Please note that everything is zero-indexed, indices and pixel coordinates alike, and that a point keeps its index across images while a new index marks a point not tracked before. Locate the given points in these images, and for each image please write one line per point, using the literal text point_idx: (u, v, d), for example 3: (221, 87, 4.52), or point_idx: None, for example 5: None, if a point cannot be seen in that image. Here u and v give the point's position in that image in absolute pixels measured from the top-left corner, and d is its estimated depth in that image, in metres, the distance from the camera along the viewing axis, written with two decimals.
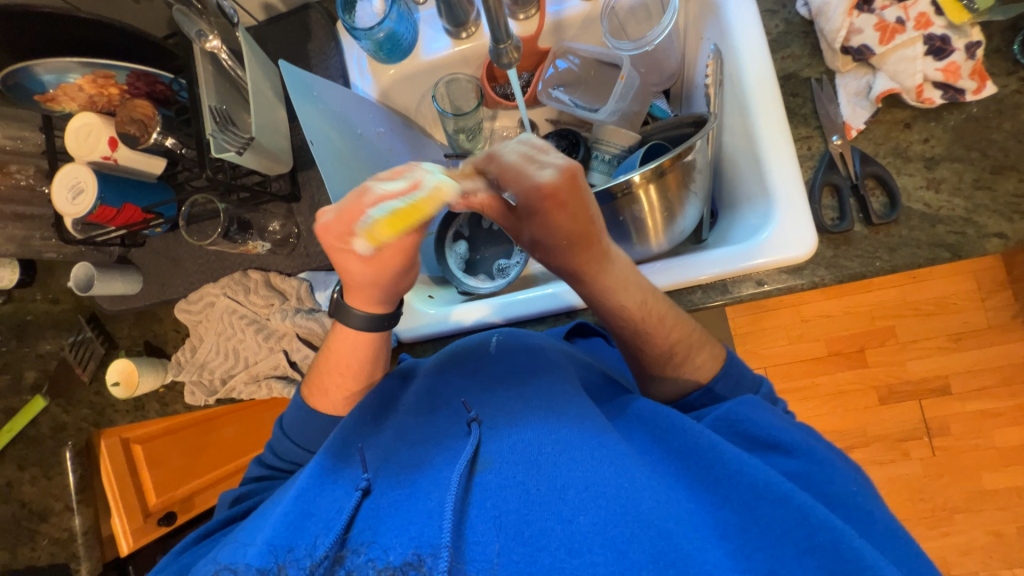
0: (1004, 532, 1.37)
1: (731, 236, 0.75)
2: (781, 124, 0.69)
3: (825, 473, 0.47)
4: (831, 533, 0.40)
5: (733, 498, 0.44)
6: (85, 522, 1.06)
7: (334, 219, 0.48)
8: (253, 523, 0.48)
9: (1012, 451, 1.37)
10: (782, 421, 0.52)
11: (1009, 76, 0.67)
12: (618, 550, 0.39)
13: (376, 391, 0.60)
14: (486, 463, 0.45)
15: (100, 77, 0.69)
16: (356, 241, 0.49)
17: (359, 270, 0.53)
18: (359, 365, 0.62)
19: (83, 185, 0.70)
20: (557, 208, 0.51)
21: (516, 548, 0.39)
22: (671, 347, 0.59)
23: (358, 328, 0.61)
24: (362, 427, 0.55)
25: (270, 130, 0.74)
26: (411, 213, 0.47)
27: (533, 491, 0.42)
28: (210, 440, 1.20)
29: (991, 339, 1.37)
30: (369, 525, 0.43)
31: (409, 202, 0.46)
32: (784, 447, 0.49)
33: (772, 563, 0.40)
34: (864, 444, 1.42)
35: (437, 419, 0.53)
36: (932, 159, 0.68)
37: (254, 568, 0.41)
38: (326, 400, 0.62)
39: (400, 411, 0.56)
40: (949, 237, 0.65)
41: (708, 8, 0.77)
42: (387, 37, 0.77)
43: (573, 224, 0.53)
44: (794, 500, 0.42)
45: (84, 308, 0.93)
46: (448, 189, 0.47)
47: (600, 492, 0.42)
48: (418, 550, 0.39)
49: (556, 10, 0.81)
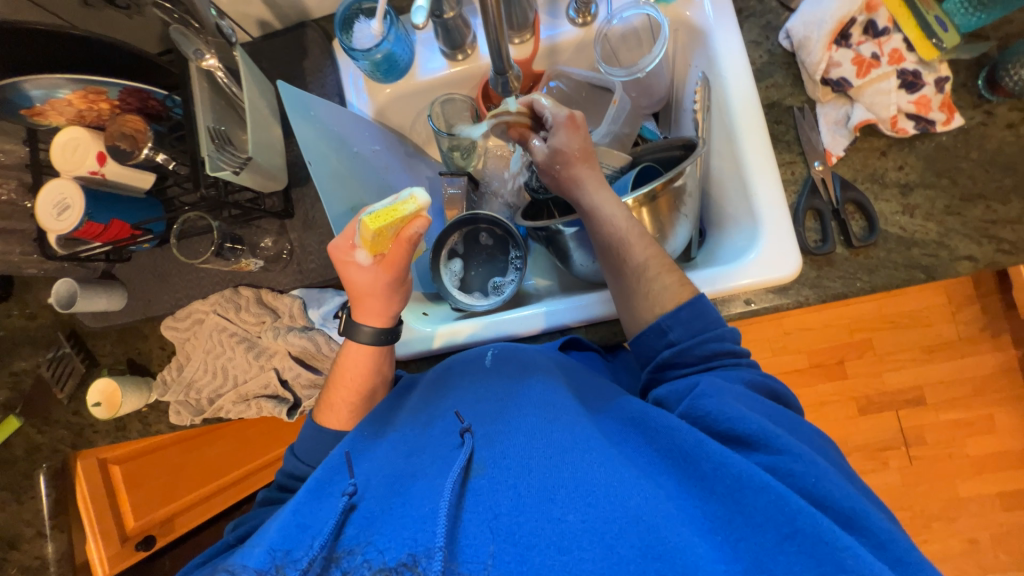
0: (978, 538, 1.42)
1: (718, 256, 0.78)
2: (765, 150, 0.72)
3: (811, 465, 0.46)
4: (813, 518, 0.40)
5: (720, 491, 0.45)
6: (60, 548, 0.98)
7: (342, 238, 0.64)
8: (248, 544, 0.49)
9: (984, 459, 1.43)
10: (749, 409, 0.52)
11: (974, 109, 0.72)
12: (608, 545, 0.40)
13: (376, 408, 0.66)
14: (480, 468, 0.47)
15: (92, 92, 0.68)
16: (357, 252, 0.64)
17: (360, 278, 0.65)
18: (359, 376, 0.69)
19: (70, 200, 0.68)
20: (574, 129, 0.69)
21: (507, 548, 0.40)
22: (645, 262, 0.65)
23: (364, 342, 0.69)
24: (362, 440, 0.59)
25: (266, 148, 0.73)
26: (393, 214, 0.59)
27: (524, 493, 0.44)
28: (188, 459, 1.17)
29: (961, 351, 1.43)
30: (366, 532, 0.44)
31: (390, 204, 0.59)
32: (764, 443, 0.48)
33: (761, 555, 0.40)
34: (845, 453, 1.46)
35: (433, 432, 0.56)
36: (907, 186, 0.71)
37: (253, 570, 0.43)
38: (333, 413, 0.69)
39: (401, 426, 0.60)
40: (924, 259, 0.69)
41: (696, 36, 0.80)
42: (385, 58, 0.77)
43: (580, 141, 0.69)
44: (777, 489, 0.42)
45: (64, 324, 0.90)
46: (421, 195, 0.59)
47: (589, 492, 0.44)
48: (412, 551, 0.40)
49: (550, 34, 0.83)
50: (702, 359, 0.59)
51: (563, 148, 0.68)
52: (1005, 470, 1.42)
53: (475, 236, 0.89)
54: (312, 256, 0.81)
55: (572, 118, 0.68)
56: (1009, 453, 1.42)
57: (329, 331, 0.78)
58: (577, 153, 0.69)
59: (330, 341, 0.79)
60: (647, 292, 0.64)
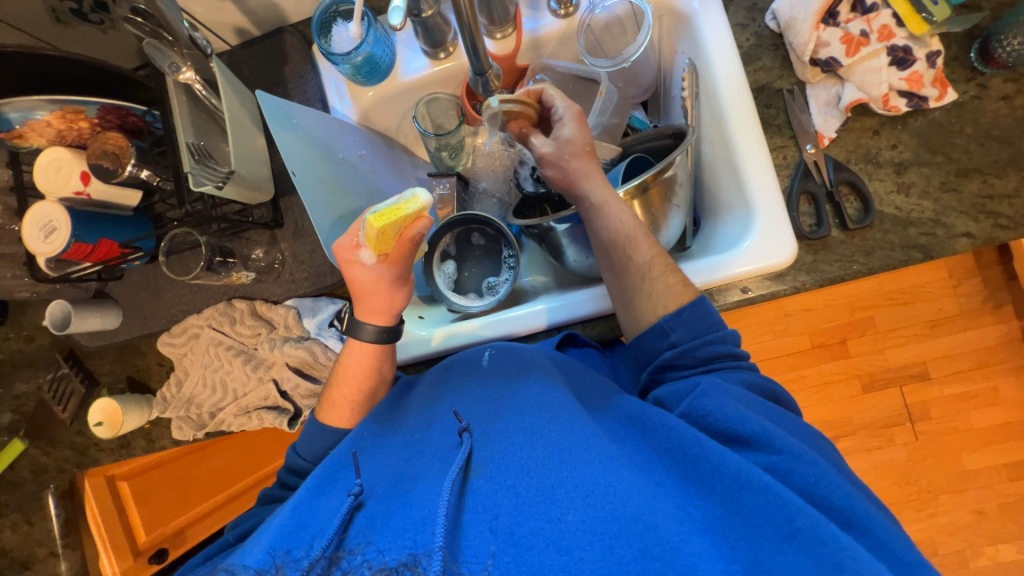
0: (985, 509, 1.42)
1: (713, 245, 0.77)
2: (756, 135, 0.71)
3: (808, 465, 0.46)
4: (810, 520, 0.41)
5: (718, 490, 0.45)
6: (73, 565, 1.03)
7: (347, 237, 0.64)
8: (248, 543, 0.49)
9: (990, 431, 1.43)
10: (747, 408, 0.52)
11: (968, 82, 0.70)
12: (607, 546, 0.40)
13: (382, 402, 0.66)
14: (479, 468, 0.47)
15: (70, 112, 0.67)
16: (362, 252, 0.64)
17: (364, 278, 0.65)
18: (360, 376, 0.68)
19: (56, 222, 0.68)
20: (581, 123, 0.70)
21: (507, 549, 0.40)
22: (650, 261, 0.65)
23: (368, 340, 0.68)
24: (362, 441, 0.59)
25: (250, 159, 0.72)
26: (397, 212, 0.58)
27: (523, 493, 0.44)
28: (196, 471, 1.17)
29: (964, 325, 1.43)
30: (366, 534, 0.44)
31: (394, 202, 0.59)
32: (761, 440, 0.48)
33: (758, 554, 0.40)
34: (850, 432, 1.47)
35: (432, 432, 0.56)
36: (902, 164, 0.70)
37: (254, 570, 0.42)
38: (336, 410, 0.69)
39: (401, 427, 0.60)
40: (921, 239, 0.68)
41: (680, 22, 0.78)
42: (365, 60, 0.76)
43: (586, 136, 0.70)
44: (775, 489, 0.43)
45: (61, 345, 0.90)
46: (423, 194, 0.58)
47: (588, 491, 0.43)
48: (412, 551, 0.39)
49: (532, 27, 0.81)
50: (703, 362, 0.59)
51: (572, 140, 0.69)
52: (1010, 441, 1.42)
53: (468, 236, 0.89)
54: (304, 265, 0.80)
55: (579, 114, 0.70)
56: (1014, 423, 1.42)
57: (325, 340, 0.78)
58: (584, 146, 0.70)
59: (327, 350, 0.78)
60: (651, 292, 0.63)
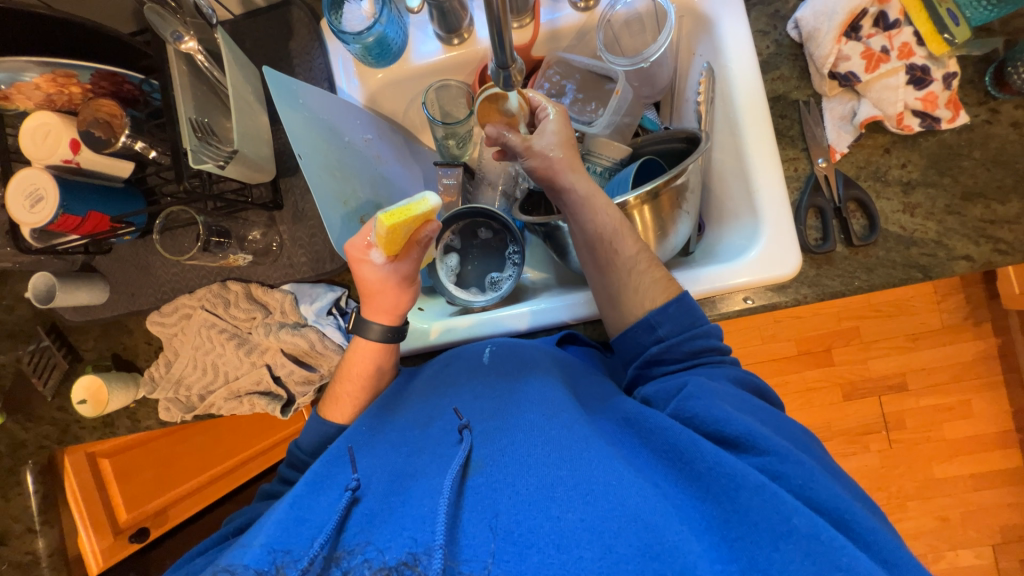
0: (950, 516, 1.48)
1: (717, 253, 0.77)
2: (769, 145, 0.71)
3: (803, 468, 0.47)
4: (804, 517, 0.41)
5: (715, 490, 0.45)
6: (52, 541, 0.97)
7: (358, 236, 0.64)
8: (243, 539, 0.48)
9: (961, 442, 1.48)
10: (736, 410, 0.52)
11: (979, 106, 0.71)
12: (607, 545, 0.40)
13: (383, 396, 0.67)
14: (479, 466, 0.47)
15: (61, 75, 0.63)
16: (373, 251, 0.63)
17: (371, 279, 0.65)
18: (366, 375, 0.69)
19: (43, 191, 0.65)
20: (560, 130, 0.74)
21: (507, 547, 0.39)
22: (636, 259, 0.65)
23: (373, 340, 0.68)
24: (360, 438, 0.59)
25: (252, 137, 0.69)
26: (407, 213, 0.57)
27: (522, 491, 0.44)
28: (178, 452, 1.17)
29: (944, 339, 1.46)
30: (366, 532, 0.43)
31: (403, 204, 0.57)
32: (758, 444, 0.48)
33: (755, 554, 0.40)
34: (830, 437, 1.51)
35: (432, 429, 0.55)
36: (909, 184, 0.71)
37: (252, 570, 0.41)
38: (338, 407, 0.69)
39: (398, 424, 0.59)
40: (922, 259, 0.69)
41: (702, 24, 0.77)
42: (376, 41, 0.73)
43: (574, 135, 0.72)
44: (769, 488, 0.43)
45: (43, 318, 0.87)
46: (433, 198, 0.57)
47: (587, 490, 0.43)
48: (413, 551, 0.39)
49: (550, 18, 0.79)
50: (690, 356, 0.60)
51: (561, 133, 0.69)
52: (978, 453, 1.48)
53: (473, 229, 0.87)
54: (303, 249, 0.78)
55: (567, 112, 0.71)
56: (984, 436, 1.48)
57: (323, 328, 0.77)
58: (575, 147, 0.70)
59: (324, 339, 0.76)
60: (640, 292, 0.64)
